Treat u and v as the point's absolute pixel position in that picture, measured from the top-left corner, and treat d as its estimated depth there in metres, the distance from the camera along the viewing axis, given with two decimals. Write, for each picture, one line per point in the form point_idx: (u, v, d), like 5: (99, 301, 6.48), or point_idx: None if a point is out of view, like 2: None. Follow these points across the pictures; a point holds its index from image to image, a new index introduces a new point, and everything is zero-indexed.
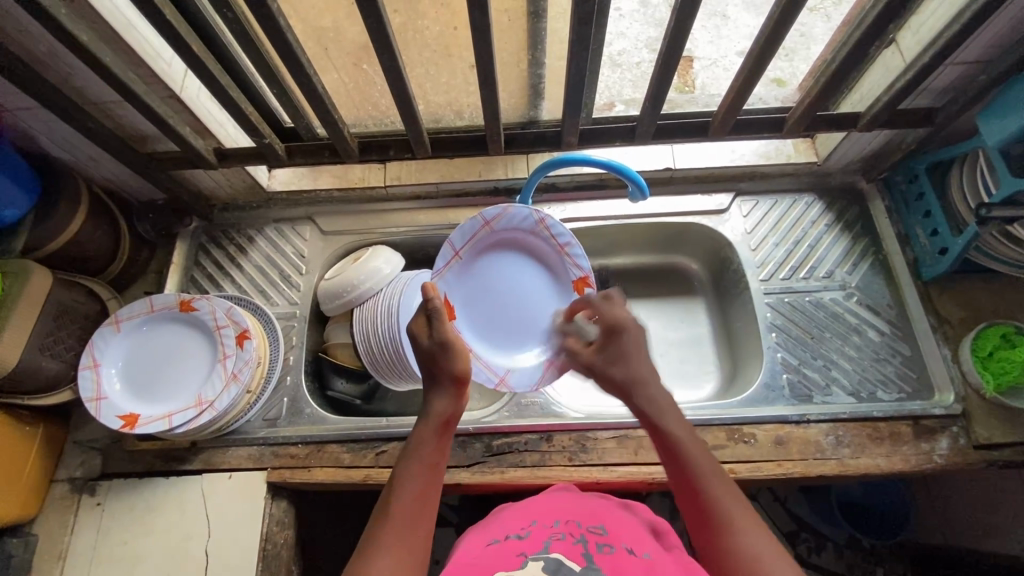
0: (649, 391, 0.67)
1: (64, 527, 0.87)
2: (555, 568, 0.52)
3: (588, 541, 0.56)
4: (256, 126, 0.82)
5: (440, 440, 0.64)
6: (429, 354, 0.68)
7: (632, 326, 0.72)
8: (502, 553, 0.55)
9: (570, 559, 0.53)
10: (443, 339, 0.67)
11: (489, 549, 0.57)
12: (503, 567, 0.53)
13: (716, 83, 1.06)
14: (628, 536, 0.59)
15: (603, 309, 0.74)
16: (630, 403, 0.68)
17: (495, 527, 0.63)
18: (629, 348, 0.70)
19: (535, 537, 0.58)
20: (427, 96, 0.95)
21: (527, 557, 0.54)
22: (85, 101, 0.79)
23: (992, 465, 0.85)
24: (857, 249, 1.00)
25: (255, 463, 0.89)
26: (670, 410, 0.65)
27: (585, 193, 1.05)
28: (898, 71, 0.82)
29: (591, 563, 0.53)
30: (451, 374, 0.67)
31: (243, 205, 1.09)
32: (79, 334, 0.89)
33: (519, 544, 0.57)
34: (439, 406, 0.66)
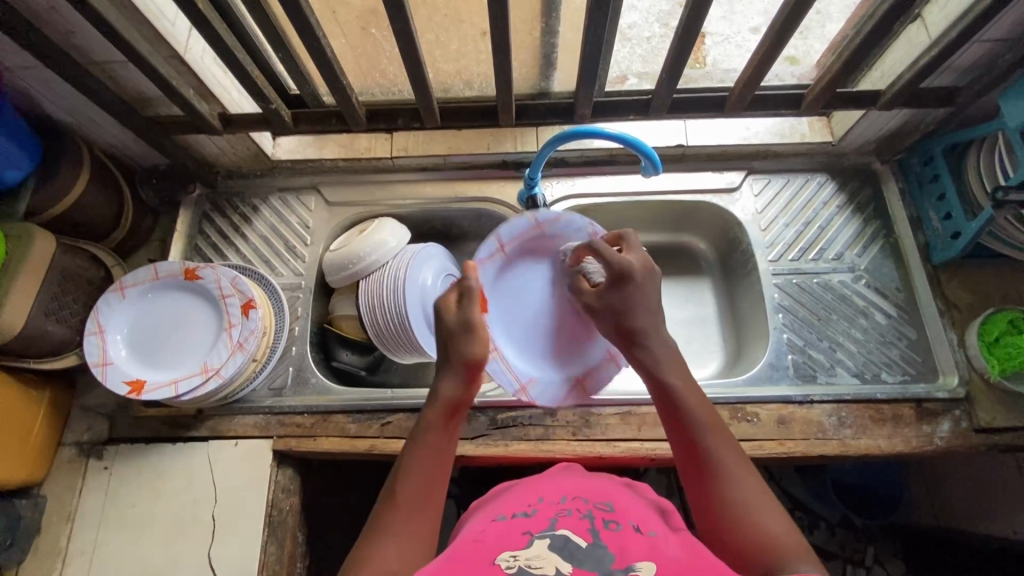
0: (663, 349, 0.67)
1: (72, 489, 0.88)
2: (561, 545, 0.52)
3: (594, 517, 0.57)
4: (261, 90, 0.80)
5: (444, 426, 0.63)
6: (450, 332, 0.66)
7: (641, 278, 0.71)
8: (509, 532, 0.56)
9: (576, 534, 0.54)
10: (466, 319, 0.66)
11: (496, 527, 0.58)
12: (510, 546, 0.53)
13: (729, 60, 1.03)
14: (634, 515, 0.60)
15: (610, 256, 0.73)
16: (635, 354, 0.68)
17: (502, 505, 0.64)
18: (634, 298, 0.69)
19: (540, 514, 0.59)
20: (436, 64, 0.93)
21: (532, 536, 0.54)
22: (86, 61, 0.77)
23: (991, 449, 0.85)
24: (868, 231, 0.99)
25: (260, 431, 0.89)
26: (680, 369, 0.66)
27: (594, 168, 1.03)
28: (922, 48, 0.79)
29: (596, 540, 0.53)
30: (465, 360, 0.65)
31: (247, 173, 1.07)
32: (84, 300, 0.88)
33: (526, 522, 0.58)
34: (446, 390, 0.64)
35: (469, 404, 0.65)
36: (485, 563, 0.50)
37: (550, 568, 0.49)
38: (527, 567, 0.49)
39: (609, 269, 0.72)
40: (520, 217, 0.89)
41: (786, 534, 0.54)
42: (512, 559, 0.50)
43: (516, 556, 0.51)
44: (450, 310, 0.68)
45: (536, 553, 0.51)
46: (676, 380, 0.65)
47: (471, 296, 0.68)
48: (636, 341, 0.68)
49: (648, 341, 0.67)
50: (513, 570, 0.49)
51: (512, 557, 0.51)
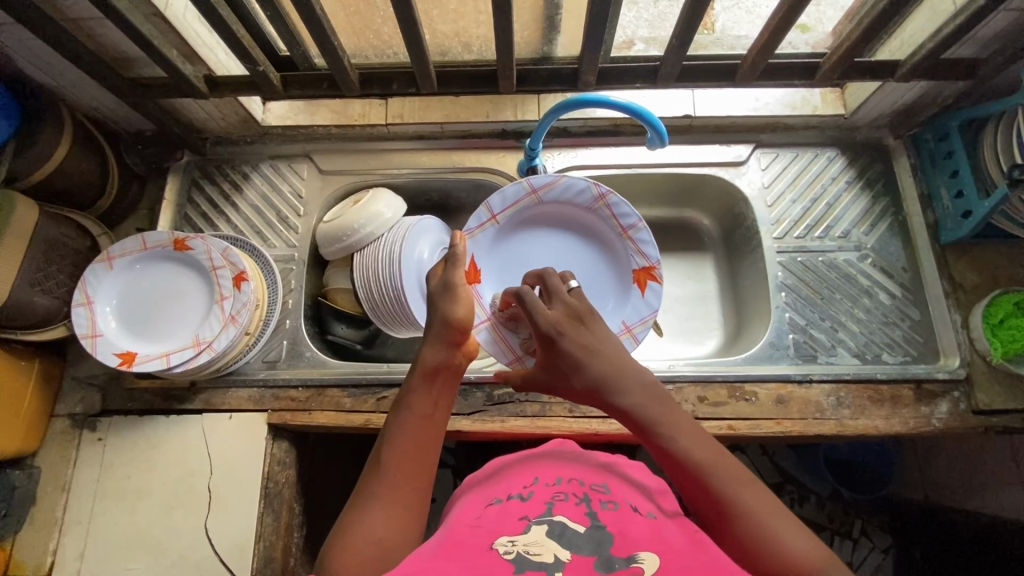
0: (626, 388, 0.58)
1: (67, 460, 0.88)
2: (560, 531, 0.52)
3: (590, 501, 0.57)
4: (248, 51, 0.75)
5: (429, 389, 0.62)
6: (433, 294, 0.70)
7: (572, 327, 0.62)
8: (506, 516, 0.55)
9: (574, 519, 0.54)
10: (447, 280, 0.70)
11: (493, 511, 0.57)
12: (507, 531, 0.52)
13: (738, 27, 0.98)
14: (632, 499, 0.60)
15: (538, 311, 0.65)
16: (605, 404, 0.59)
17: (497, 487, 0.64)
18: (576, 354, 0.61)
19: (537, 497, 0.58)
20: (433, 25, 0.88)
21: (530, 521, 0.54)
22: (60, 17, 0.72)
23: (988, 431, 0.85)
24: (876, 209, 0.96)
25: (255, 404, 0.89)
26: (649, 399, 0.57)
27: (597, 139, 0.99)
28: (947, 15, 0.75)
29: (594, 525, 0.53)
30: (449, 322, 0.66)
31: (236, 139, 1.03)
32: (70, 271, 0.86)
33: (522, 506, 0.57)
34: (429, 354, 0.64)
35: (456, 367, 0.65)
36: (482, 548, 0.49)
37: (549, 555, 0.48)
38: (525, 553, 0.49)
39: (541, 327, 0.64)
40: (510, 186, 0.87)
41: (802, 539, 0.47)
42: (510, 544, 0.50)
43: (514, 541, 0.50)
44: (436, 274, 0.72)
45: (535, 539, 0.50)
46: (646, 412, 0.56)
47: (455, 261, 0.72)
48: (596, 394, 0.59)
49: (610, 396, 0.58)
50: (511, 555, 0.48)
51: (510, 542, 0.50)
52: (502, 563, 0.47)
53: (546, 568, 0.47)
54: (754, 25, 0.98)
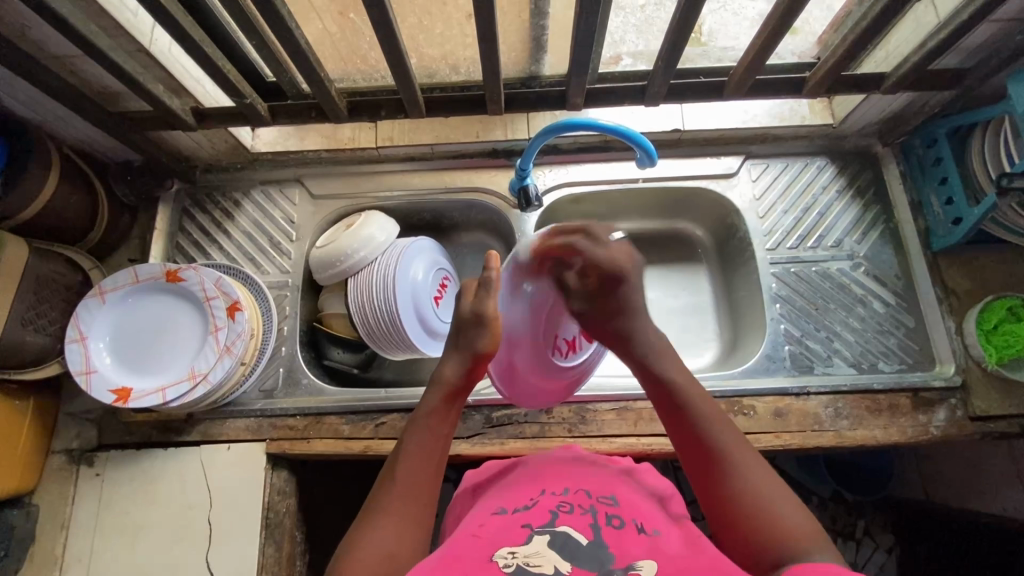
0: (656, 354, 0.70)
1: (65, 497, 0.87)
2: (562, 543, 0.53)
3: (597, 511, 0.58)
4: (234, 84, 0.75)
5: (446, 409, 0.68)
6: (463, 322, 0.70)
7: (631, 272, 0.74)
8: (509, 525, 0.57)
9: (577, 530, 0.55)
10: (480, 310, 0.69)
11: (497, 517, 0.59)
12: (509, 540, 0.54)
13: (725, 30, 0.98)
14: (637, 510, 0.59)
15: (588, 248, 0.73)
16: (629, 355, 0.71)
17: (503, 491, 0.65)
18: (626, 297, 0.72)
19: (542, 506, 0.59)
20: (419, 48, 0.88)
21: (532, 530, 0.55)
22: (43, 55, 0.72)
23: (985, 436, 0.86)
24: (867, 217, 0.97)
25: (253, 434, 0.88)
26: (673, 363, 0.69)
27: (586, 155, 1.00)
28: (930, 28, 0.75)
29: (596, 539, 0.54)
30: (475, 352, 0.68)
31: (226, 166, 1.02)
32: (62, 307, 0.85)
33: (527, 513, 0.58)
34: (450, 374, 0.69)
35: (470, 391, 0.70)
36: (483, 560, 0.52)
37: (549, 567, 0.51)
38: (526, 564, 0.51)
39: (596, 270, 0.72)
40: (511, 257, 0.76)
41: (803, 521, 0.56)
42: (511, 557, 0.52)
43: (515, 552, 0.52)
44: (467, 300, 0.72)
45: (535, 550, 0.52)
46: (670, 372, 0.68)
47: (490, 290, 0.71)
48: (630, 345, 0.71)
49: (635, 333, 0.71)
50: (511, 568, 0.51)
51: (511, 554, 0.52)
52: (501, 574, 0.50)
53: None
54: (741, 28, 0.97)
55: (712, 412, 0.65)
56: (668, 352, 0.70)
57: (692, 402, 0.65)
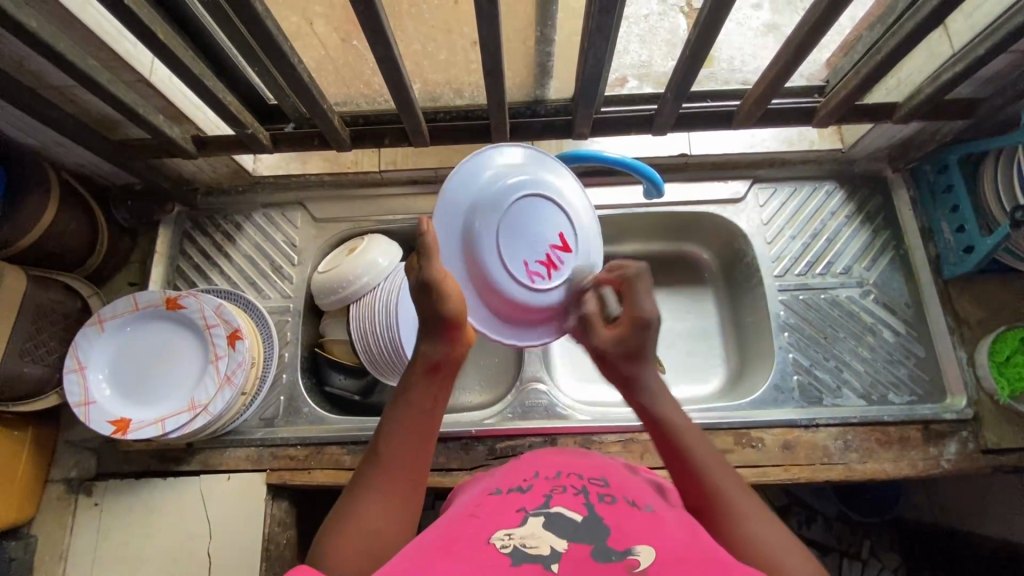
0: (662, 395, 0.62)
1: (63, 528, 0.86)
2: (558, 521, 0.49)
3: (589, 491, 0.53)
4: (236, 116, 0.74)
5: (431, 384, 0.60)
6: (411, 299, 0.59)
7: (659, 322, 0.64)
8: (503, 509, 0.52)
9: (571, 509, 0.51)
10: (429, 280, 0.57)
11: (491, 503, 0.54)
12: (503, 524, 0.49)
13: (729, 39, 0.97)
14: (630, 488, 0.56)
15: (630, 292, 0.65)
16: (634, 400, 0.63)
17: (494, 478, 0.60)
18: (646, 345, 0.64)
19: (537, 489, 0.55)
20: (424, 74, 0.87)
21: (527, 513, 0.51)
22: (43, 86, 0.71)
23: (997, 470, 0.84)
24: (877, 243, 0.95)
25: (253, 464, 0.87)
26: (674, 407, 0.62)
27: (592, 179, 0.98)
28: (944, 59, 0.74)
29: (593, 514, 0.50)
30: (443, 319, 0.58)
31: (228, 189, 1.01)
32: (61, 336, 0.84)
33: (520, 497, 0.54)
34: (428, 348, 0.60)
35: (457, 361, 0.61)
36: (479, 543, 0.47)
37: (547, 547, 0.46)
38: (522, 546, 0.46)
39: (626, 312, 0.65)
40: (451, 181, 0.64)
41: (815, 574, 0.48)
42: (507, 538, 0.47)
43: (511, 534, 0.48)
44: (411, 271, 0.59)
45: (532, 532, 0.48)
46: (667, 413, 0.61)
47: (433, 252, 0.58)
48: (636, 389, 0.63)
49: (648, 383, 0.63)
50: (508, 549, 0.46)
51: (507, 536, 0.48)
52: (498, 557, 0.45)
53: (542, 561, 0.45)
54: (744, 38, 0.98)
55: (711, 456, 0.57)
56: (668, 396, 0.63)
57: (694, 449, 0.58)
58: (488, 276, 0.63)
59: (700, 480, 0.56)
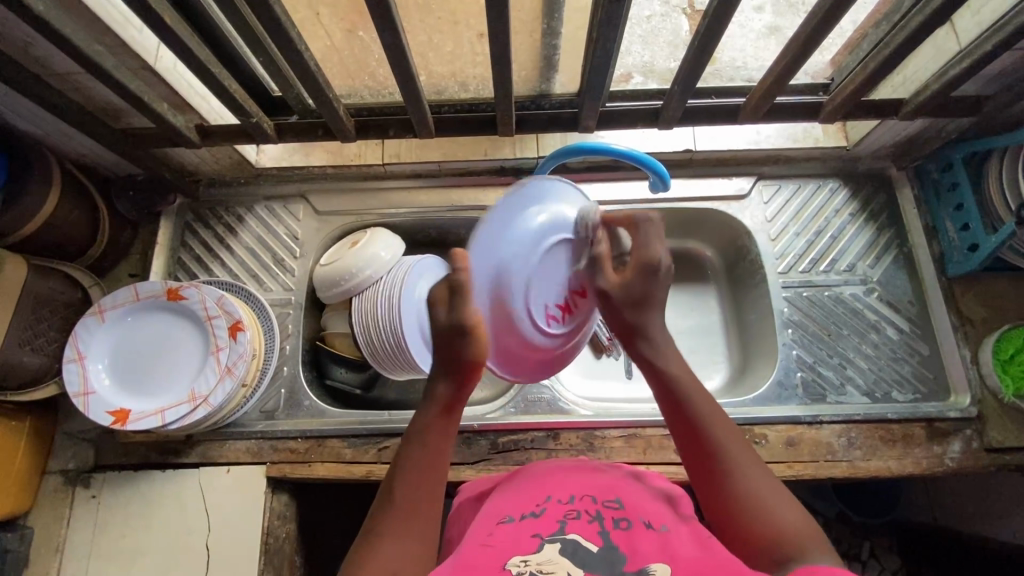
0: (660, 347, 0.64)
1: (60, 519, 0.85)
2: (573, 550, 0.52)
3: (603, 517, 0.56)
4: (241, 105, 0.74)
5: (442, 424, 0.62)
6: (441, 338, 0.60)
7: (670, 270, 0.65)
8: (517, 534, 0.54)
9: (586, 536, 0.54)
10: (461, 322, 0.59)
11: (506, 523, 0.57)
12: (519, 548, 0.53)
13: (733, 41, 0.97)
14: (645, 510, 0.58)
15: (637, 236, 0.65)
16: (635, 350, 0.65)
17: (508, 495, 0.63)
18: (654, 292, 0.64)
19: (550, 513, 0.57)
20: (429, 66, 0.87)
21: (542, 538, 0.54)
22: (47, 72, 0.70)
23: (1001, 469, 0.84)
24: (881, 241, 0.95)
25: (253, 457, 0.87)
26: (675, 360, 0.64)
27: (596, 174, 0.98)
28: (950, 55, 0.74)
29: (607, 543, 0.53)
30: (463, 363, 0.61)
31: (230, 181, 1.01)
32: (61, 326, 0.84)
33: (534, 521, 0.57)
34: (442, 390, 0.63)
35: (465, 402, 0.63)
36: (497, 569, 0.50)
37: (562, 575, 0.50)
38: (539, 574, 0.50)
39: (636, 254, 0.64)
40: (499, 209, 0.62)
41: (800, 523, 0.53)
42: (523, 566, 0.50)
43: (526, 561, 0.51)
44: (441, 310, 0.60)
45: (548, 559, 0.51)
46: (672, 368, 0.63)
47: (463, 293, 0.60)
48: (638, 340, 0.64)
49: (651, 330, 0.64)
50: None
51: (523, 563, 0.51)
52: None
53: None
54: (747, 40, 0.97)
55: (714, 416, 0.60)
56: (673, 347, 0.65)
57: (693, 403, 0.61)
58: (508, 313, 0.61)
59: (699, 433, 0.60)
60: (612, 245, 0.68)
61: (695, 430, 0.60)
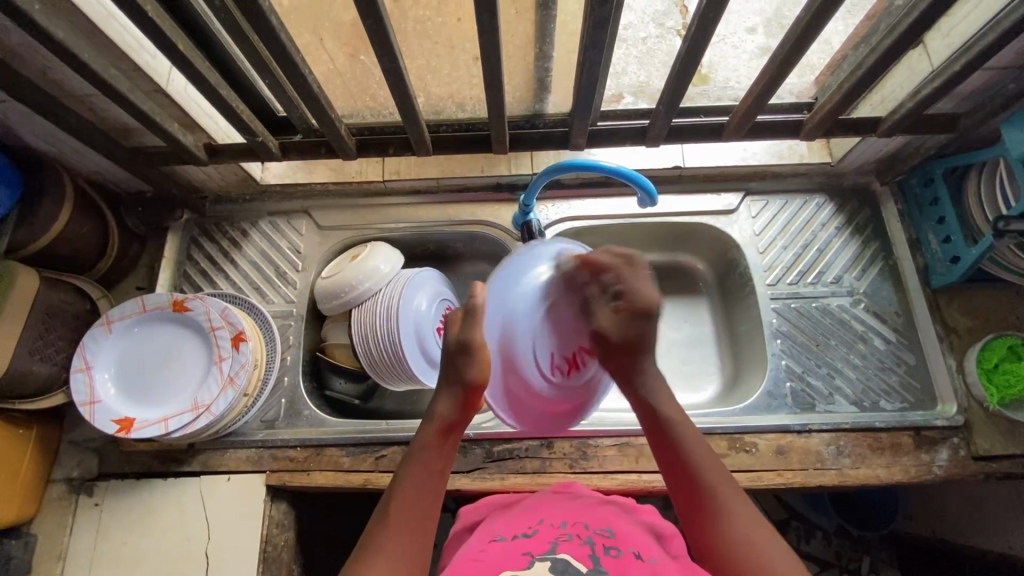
0: (658, 387, 0.66)
1: (63, 527, 0.87)
2: (563, 567, 0.52)
3: (595, 542, 0.57)
4: (247, 124, 0.77)
5: (441, 443, 0.65)
6: (448, 353, 0.65)
7: (661, 314, 0.64)
8: (509, 551, 0.56)
9: (577, 558, 0.53)
10: (466, 340, 0.63)
11: (498, 546, 0.58)
12: (510, 565, 0.53)
13: (725, 61, 1.02)
14: (634, 540, 0.59)
15: (630, 279, 0.64)
16: (632, 391, 0.66)
17: (502, 525, 0.64)
18: (647, 342, 0.64)
19: (541, 536, 0.59)
20: (428, 87, 0.91)
21: (533, 556, 0.54)
22: (64, 94, 0.74)
23: (989, 477, 0.85)
24: (866, 254, 0.98)
25: (253, 466, 0.88)
26: (671, 402, 0.66)
27: (587, 191, 1.01)
28: (925, 75, 0.78)
29: (597, 565, 0.53)
30: (465, 383, 0.64)
31: (236, 198, 1.05)
32: (70, 337, 0.86)
33: (527, 543, 0.58)
34: (443, 410, 0.65)
35: (464, 424, 0.66)
36: None
37: None
38: None
39: (629, 303, 0.63)
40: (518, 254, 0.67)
41: (784, 562, 0.57)
42: None
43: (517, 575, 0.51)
44: (453, 329, 0.66)
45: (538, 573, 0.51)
46: (664, 406, 0.65)
47: (477, 315, 0.64)
48: (638, 384, 0.66)
49: (649, 375, 0.66)
50: None
51: None
52: None
53: None
54: (740, 60, 1.01)
55: (707, 459, 0.63)
56: (665, 386, 0.67)
57: (688, 445, 0.63)
58: (513, 350, 0.64)
59: (691, 474, 0.62)
60: (591, 294, 0.66)
61: (687, 472, 0.62)
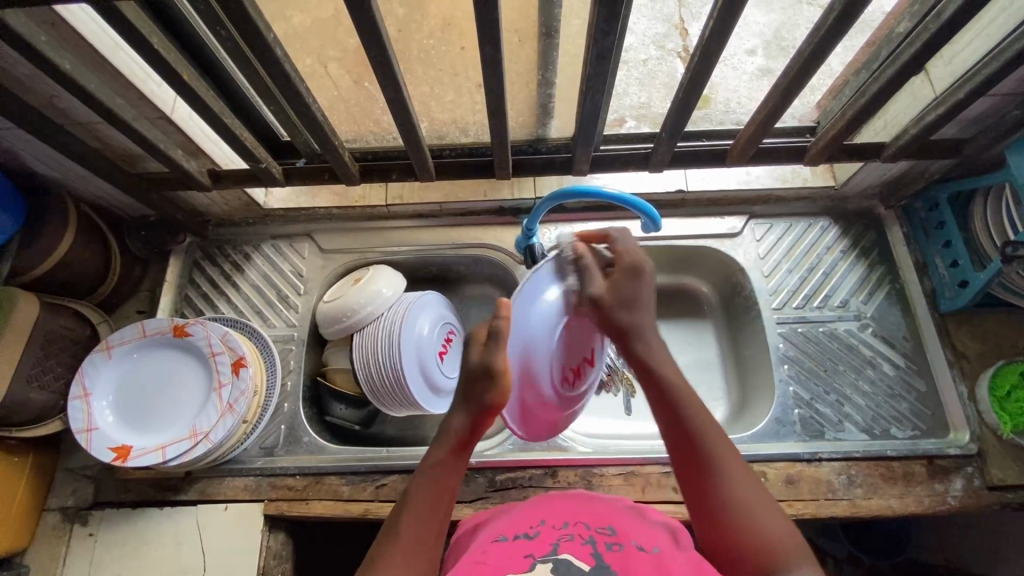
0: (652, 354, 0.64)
1: (56, 558, 0.85)
2: (566, 569, 0.49)
3: (596, 540, 0.54)
4: (251, 151, 0.78)
5: (455, 459, 0.62)
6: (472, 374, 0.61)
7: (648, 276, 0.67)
8: (508, 555, 0.52)
9: (579, 558, 0.51)
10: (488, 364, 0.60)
11: (499, 549, 0.54)
12: (511, 568, 0.50)
13: (725, 82, 1.01)
14: (636, 534, 0.57)
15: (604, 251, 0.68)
16: (628, 350, 0.65)
17: (502, 524, 0.61)
18: (627, 320, 0.65)
19: (544, 536, 0.55)
20: (431, 113, 0.91)
21: (535, 559, 0.51)
22: (70, 122, 0.75)
23: (1005, 507, 0.83)
24: (872, 277, 0.97)
25: (251, 494, 0.87)
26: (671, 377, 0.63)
27: (591, 214, 1.01)
28: (927, 102, 0.78)
29: (600, 563, 0.51)
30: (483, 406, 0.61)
31: (238, 221, 1.05)
32: (68, 362, 0.86)
33: (528, 544, 0.54)
34: (457, 426, 0.63)
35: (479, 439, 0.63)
36: None
37: None
38: None
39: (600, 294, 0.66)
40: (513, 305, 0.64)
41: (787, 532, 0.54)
42: None
43: None
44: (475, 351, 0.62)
45: None
46: (664, 370, 0.63)
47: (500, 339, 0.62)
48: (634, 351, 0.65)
49: (642, 346, 0.64)
50: None
51: None
52: None
53: None
54: (740, 81, 1.02)
55: (710, 433, 0.60)
56: (660, 348, 0.65)
57: (682, 409, 0.61)
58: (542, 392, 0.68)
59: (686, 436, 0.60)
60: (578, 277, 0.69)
61: (686, 438, 0.60)
